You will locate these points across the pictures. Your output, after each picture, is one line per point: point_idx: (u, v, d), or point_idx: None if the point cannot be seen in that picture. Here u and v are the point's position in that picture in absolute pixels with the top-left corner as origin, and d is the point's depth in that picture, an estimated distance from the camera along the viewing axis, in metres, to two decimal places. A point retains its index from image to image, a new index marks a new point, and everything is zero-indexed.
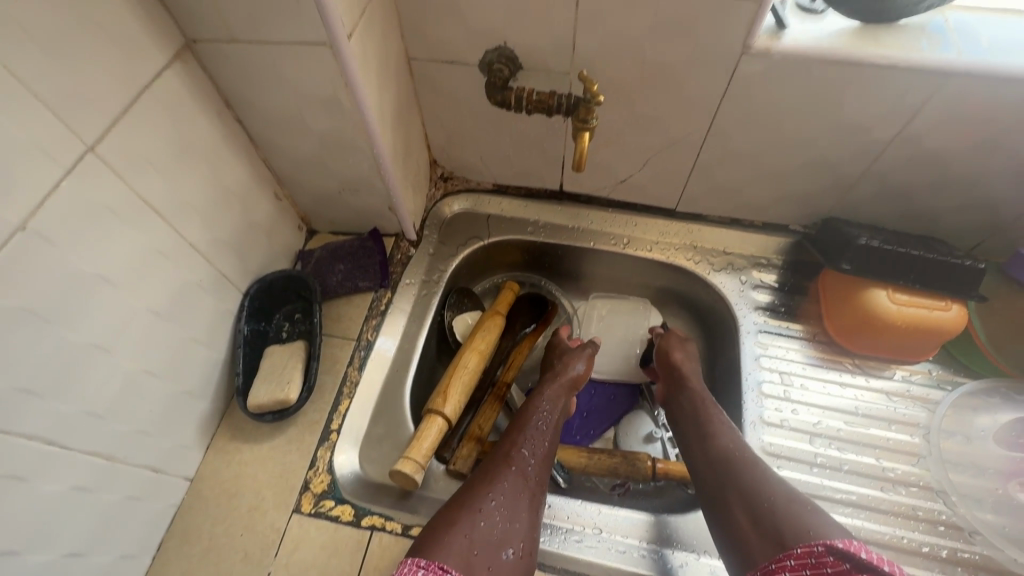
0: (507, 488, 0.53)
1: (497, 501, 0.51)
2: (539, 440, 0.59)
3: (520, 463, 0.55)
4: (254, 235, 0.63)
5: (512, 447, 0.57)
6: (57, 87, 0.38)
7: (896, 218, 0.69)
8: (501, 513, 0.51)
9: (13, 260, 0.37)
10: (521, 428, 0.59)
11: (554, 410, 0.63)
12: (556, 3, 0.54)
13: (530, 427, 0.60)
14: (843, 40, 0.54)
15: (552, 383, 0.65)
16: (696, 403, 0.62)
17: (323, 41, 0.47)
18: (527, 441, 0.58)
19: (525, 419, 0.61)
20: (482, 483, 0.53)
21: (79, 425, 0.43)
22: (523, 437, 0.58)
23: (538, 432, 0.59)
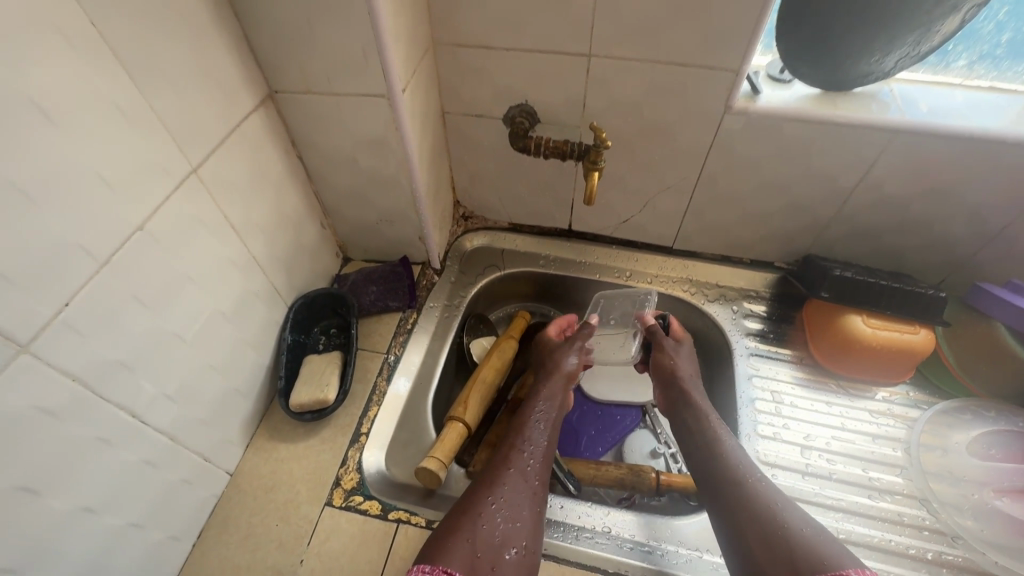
0: (508, 489, 0.56)
1: (499, 503, 0.55)
2: (536, 443, 0.62)
3: (517, 465, 0.59)
4: (301, 256, 0.72)
5: (511, 449, 0.61)
6: (180, 121, 0.48)
7: (867, 255, 0.78)
8: (501, 514, 0.54)
9: (134, 253, 0.45)
10: (518, 433, 0.63)
11: (549, 408, 0.67)
12: (570, 70, 0.66)
13: (526, 431, 0.63)
14: (808, 103, 0.65)
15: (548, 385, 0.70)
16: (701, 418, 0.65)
17: (383, 93, 0.58)
18: (525, 444, 0.62)
19: (522, 423, 0.65)
20: (484, 486, 0.57)
21: (158, 403, 0.50)
22: (521, 441, 0.62)
23: (535, 434, 0.63)
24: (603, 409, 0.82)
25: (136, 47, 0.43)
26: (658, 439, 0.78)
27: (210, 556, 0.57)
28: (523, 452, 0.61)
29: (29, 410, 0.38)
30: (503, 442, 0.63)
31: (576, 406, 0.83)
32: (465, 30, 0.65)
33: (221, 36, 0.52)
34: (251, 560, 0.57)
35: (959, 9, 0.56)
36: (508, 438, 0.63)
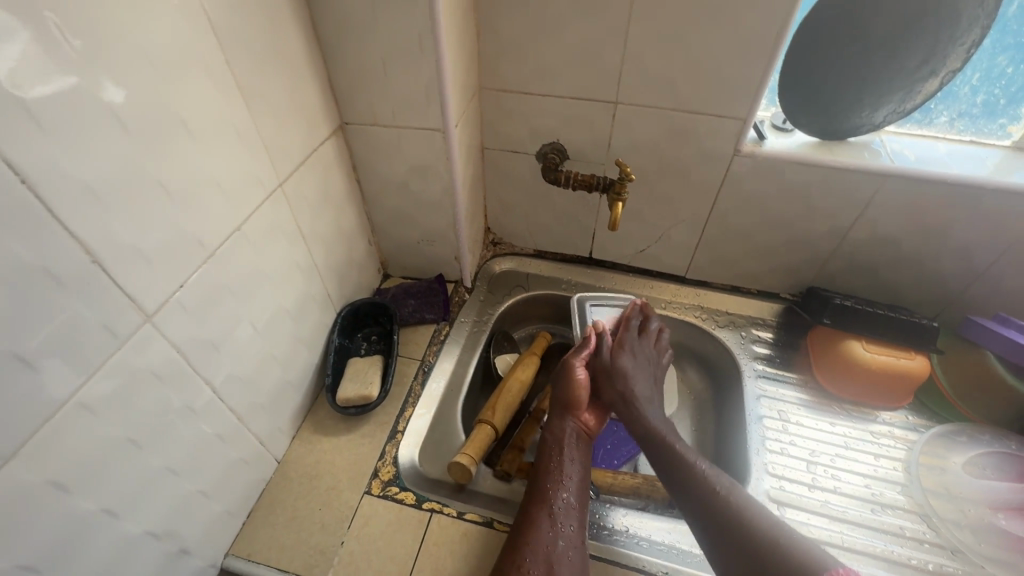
0: (543, 534, 0.56)
1: (536, 549, 0.55)
2: (561, 491, 0.60)
3: (545, 520, 0.57)
4: (350, 269, 0.80)
5: (540, 491, 0.60)
6: (275, 144, 0.58)
7: (865, 289, 0.85)
8: (539, 559, 0.54)
9: (230, 249, 0.53)
10: (542, 485, 0.61)
11: (566, 438, 0.66)
12: (597, 115, 0.76)
13: (549, 481, 0.61)
14: (807, 149, 0.74)
15: (557, 424, 0.67)
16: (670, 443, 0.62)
17: (438, 127, 0.68)
18: (551, 496, 0.59)
19: (544, 473, 0.62)
20: (519, 533, 0.56)
21: (232, 383, 0.57)
22: (546, 493, 0.60)
23: (558, 484, 0.61)
24: (619, 425, 0.86)
25: (250, 81, 0.53)
26: None
27: (259, 533, 0.62)
28: (550, 506, 0.59)
29: (146, 371, 0.45)
30: (528, 496, 0.61)
31: None
32: (509, 78, 0.76)
33: (310, 77, 0.62)
34: (296, 539, 0.62)
35: (937, 73, 0.65)
36: (532, 492, 0.61)
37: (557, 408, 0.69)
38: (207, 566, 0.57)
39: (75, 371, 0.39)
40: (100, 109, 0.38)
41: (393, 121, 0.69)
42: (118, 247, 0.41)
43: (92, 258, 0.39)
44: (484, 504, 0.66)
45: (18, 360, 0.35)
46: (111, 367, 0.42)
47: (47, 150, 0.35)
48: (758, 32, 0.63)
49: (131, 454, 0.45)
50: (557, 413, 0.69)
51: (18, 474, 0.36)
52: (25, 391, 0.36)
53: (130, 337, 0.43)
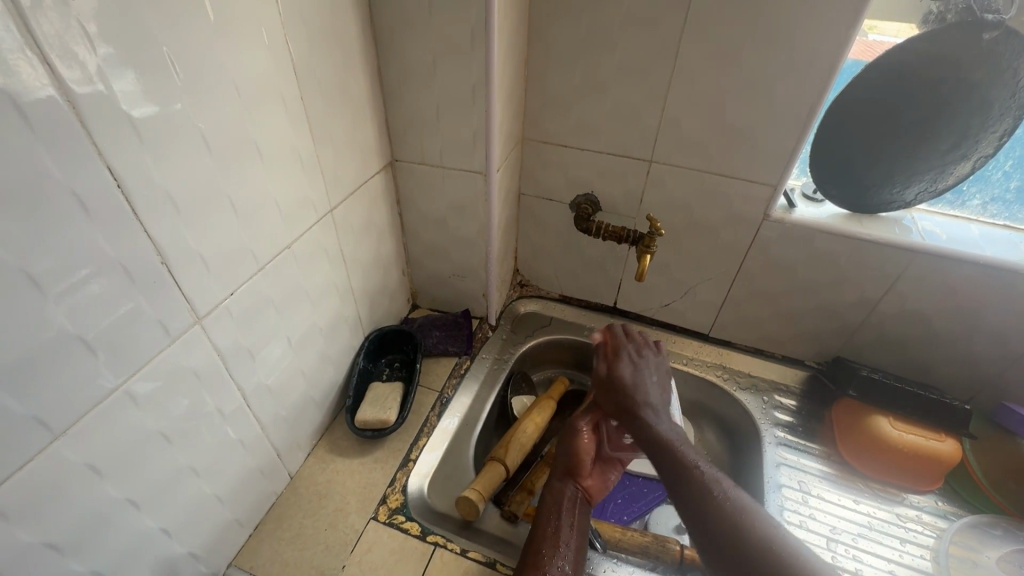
0: None
1: None
2: (556, 560, 0.58)
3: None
4: (382, 296, 0.83)
5: (538, 556, 0.58)
6: (333, 172, 0.63)
7: (894, 364, 0.83)
8: None
9: (278, 264, 0.57)
10: (538, 553, 0.58)
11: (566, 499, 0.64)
12: (631, 172, 0.80)
13: (544, 547, 0.59)
14: (836, 219, 0.75)
15: (557, 485, 0.66)
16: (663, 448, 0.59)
17: (481, 170, 0.73)
18: (545, 563, 0.57)
19: (539, 540, 0.60)
20: None
21: (261, 392, 0.59)
22: (540, 560, 0.57)
23: (553, 551, 0.58)
24: (631, 479, 0.85)
25: (317, 114, 0.58)
26: None
27: (263, 547, 0.62)
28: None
29: (187, 370, 0.48)
30: (523, 561, 0.58)
31: None
32: (550, 131, 0.81)
33: (370, 116, 0.68)
34: (298, 556, 0.62)
35: (968, 157, 0.67)
36: (527, 557, 0.58)
37: (558, 470, 0.68)
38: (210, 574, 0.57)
39: (127, 360, 0.42)
40: (189, 127, 0.43)
41: (440, 161, 0.74)
42: (183, 251, 0.45)
43: (162, 260, 0.43)
44: (489, 544, 0.65)
45: (81, 344, 0.38)
46: (158, 362, 0.45)
47: (142, 161, 0.39)
48: (791, 106, 0.66)
49: (161, 448, 0.47)
50: (558, 474, 0.67)
51: (61, 453, 0.38)
52: (84, 375, 0.39)
53: (179, 334, 0.46)
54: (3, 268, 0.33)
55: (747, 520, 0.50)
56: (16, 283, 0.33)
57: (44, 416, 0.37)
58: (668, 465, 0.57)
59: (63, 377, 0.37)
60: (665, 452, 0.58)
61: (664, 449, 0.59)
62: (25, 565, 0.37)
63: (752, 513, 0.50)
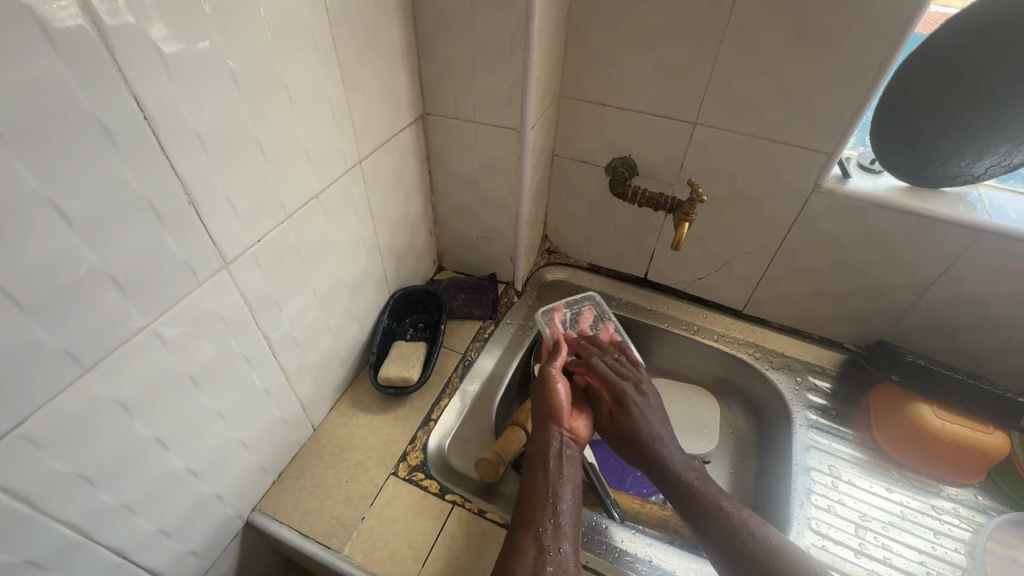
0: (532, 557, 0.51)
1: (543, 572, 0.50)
2: (549, 513, 0.55)
3: (531, 547, 0.52)
4: (408, 254, 0.82)
5: (532, 510, 0.55)
6: (364, 124, 0.61)
7: (942, 351, 0.79)
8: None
9: (306, 215, 0.56)
10: (530, 509, 0.55)
11: (554, 457, 0.60)
12: (674, 135, 0.75)
13: (537, 502, 0.56)
14: (894, 193, 0.70)
15: (541, 439, 0.62)
16: (672, 481, 0.60)
17: (515, 127, 0.70)
18: (536, 519, 0.54)
19: (529, 496, 0.57)
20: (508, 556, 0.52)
21: (287, 343, 0.59)
22: (530, 515, 0.55)
23: (545, 505, 0.56)
24: None
25: (349, 60, 0.56)
26: None
27: (286, 493, 0.64)
28: (536, 531, 0.53)
29: (215, 315, 0.48)
30: (515, 517, 0.56)
31: None
32: (589, 88, 0.77)
33: (403, 65, 0.66)
34: (319, 505, 0.63)
35: None
36: (520, 513, 0.56)
37: (540, 418, 0.65)
38: (237, 516, 0.59)
39: (155, 301, 0.42)
40: (219, 66, 0.41)
41: (473, 116, 0.71)
42: (212, 195, 0.44)
43: (189, 200, 0.42)
44: (506, 507, 0.65)
45: (110, 282, 0.38)
46: (186, 305, 0.44)
47: (170, 96, 0.38)
48: (858, 65, 0.60)
49: (189, 391, 0.47)
50: (541, 424, 0.64)
51: (91, 389, 0.38)
52: (111, 316, 0.38)
53: (207, 280, 0.46)
54: (33, 199, 0.32)
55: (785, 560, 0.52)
56: (44, 212, 0.33)
57: (74, 350, 0.37)
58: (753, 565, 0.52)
59: (91, 315, 0.37)
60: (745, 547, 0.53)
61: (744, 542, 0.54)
62: (58, 493, 0.38)
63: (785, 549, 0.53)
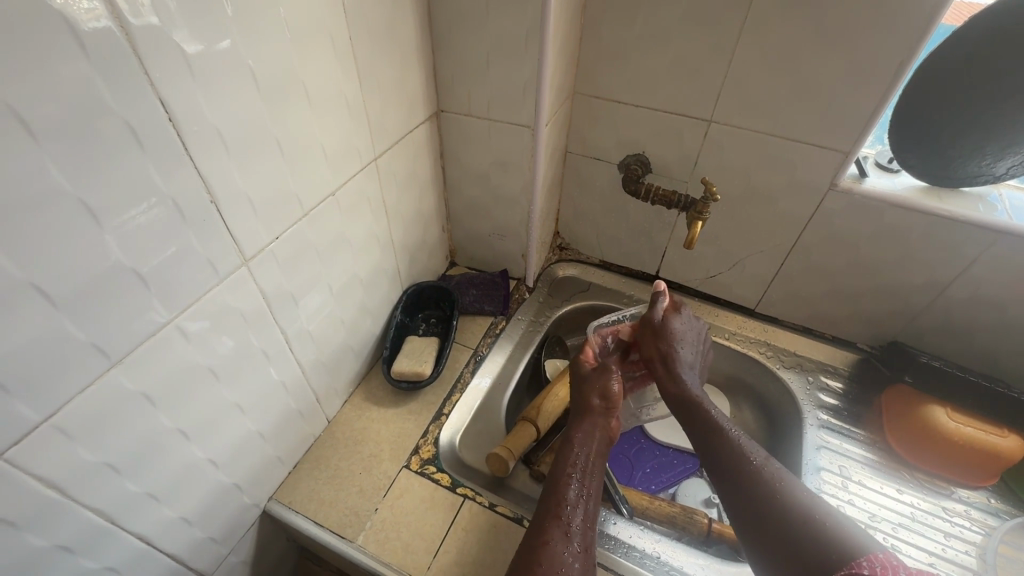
0: (559, 542, 0.51)
1: (569, 558, 0.50)
2: (575, 507, 0.55)
3: (557, 535, 0.52)
4: (422, 250, 0.83)
5: (562, 501, 0.55)
6: (380, 121, 0.62)
7: (958, 353, 0.78)
8: (577, 563, 0.50)
9: (322, 212, 0.57)
10: (558, 500, 0.55)
11: (589, 451, 0.61)
12: (688, 133, 0.75)
13: (566, 493, 0.56)
14: (911, 193, 0.69)
15: (580, 435, 0.63)
16: (687, 410, 0.64)
17: (529, 124, 0.70)
18: (564, 510, 0.54)
19: (558, 486, 0.57)
20: (536, 538, 0.52)
21: (303, 337, 0.60)
22: (559, 505, 0.55)
23: (574, 499, 0.56)
24: (662, 450, 0.84)
25: (365, 58, 0.56)
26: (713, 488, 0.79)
27: (301, 484, 0.65)
28: (565, 523, 0.53)
29: (235, 309, 0.49)
30: (541, 506, 0.56)
31: (633, 441, 0.84)
32: (604, 85, 0.76)
33: (418, 62, 0.66)
34: (333, 496, 0.64)
35: None
36: (546, 502, 0.56)
37: (579, 413, 0.66)
38: (254, 505, 0.61)
39: (178, 297, 0.43)
40: (240, 66, 0.42)
41: (486, 113, 0.71)
42: (232, 191, 0.45)
43: (211, 198, 0.43)
44: (516, 502, 0.66)
45: (136, 278, 0.39)
46: (207, 301, 0.45)
47: (193, 95, 0.39)
48: (877, 63, 0.60)
49: (210, 383, 0.48)
50: (579, 418, 0.65)
51: (118, 380, 0.40)
52: (136, 311, 0.40)
53: (227, 276, 0.47)
54: (64, 199, 0.33)
55: (784, 487, 0.52)
56: (75, 211, 0.34)
57: (102, 344, 0.38)
58: (795, 547, 0.47)
59: (118, 310, 0.38)
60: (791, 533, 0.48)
61: (799, 530, 0.48)
62: (86, 480, 0.40)
63: (789, 481, 0.53)
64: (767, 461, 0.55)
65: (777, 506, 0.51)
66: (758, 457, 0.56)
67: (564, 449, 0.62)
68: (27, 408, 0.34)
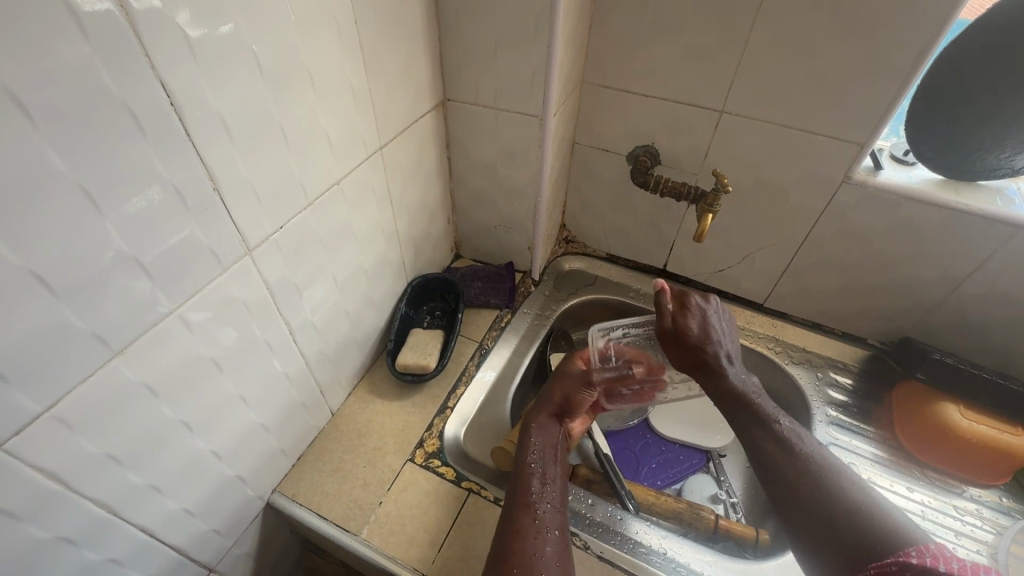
0: (530, 531, 0.51)
1: (544, 544, 0.50)
2: (543, 495, 0.55)
3: (528, 523, 0.52)
4: (427, 241, 0.82)
5: (529, 490, 0.56)
6: (386, 109, 0.61)
7: (971, 350, 0.76)
8: (551, 545, 0.50)
9: (327, 201, 0.56)
10: (523, 489, 0.56)
11: (548, 443, 0.62)
12: (699, 123, 0.74)
13: (529, 483, 0.57)
14: (928, 186, 0.68)
15: (538, 425, 0.64)
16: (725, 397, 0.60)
17: (537, 114, 0.69)
18: (533, 499, 0.55)
19: (525, 478, 0.57)
20: (508, 529, 0.52)
21: (307, 328, 0.59)
22: (527, 495, 0.55)
23: (540, 487, 0.56)
24: (667, 445, 0.83)
25: (371, 43, 0.55)
26: (719, 484, 0.78)
27: (305, 476, 0.65)
28: (534, 511, 0.53)
29: (238, 300, 0.48)
30: (510, 498, 0.56)
31: (639, 436, 0.84)
32: (613, 74, 0.75)
33: (425, 49, 0.65)
34: (338, 489, 0.64)
35: None
36: (514, 494, 0.56)
37: (538, 409, 0.66)
38: (258, 497, 0.60)
39: (181, 286, 0.42)
40: (244, 50, 0.41)
41: (494, 102, 0.70)
42: (235, 179, 0.44)
43: (215, 187, 0.42)
44: None
45: (137, 267, 0.38)
46: (210, 291, 0.45)
47: (195, 80, 0.38)
48: (896, 52, 0.58)
49: (213, 374, 0.48)
50: (535, 412, 0.66)
51: (120, 371, 0.39)
52: (138, 300, 0.39)
53: (231, 265, 0.46)
54: (63, 185, 0.32)
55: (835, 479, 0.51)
56: (74, 197, 0.33)
57: (103, 334, 0.37)
58: (843, 539, 0.47)
59: (119, 298, 0.37)
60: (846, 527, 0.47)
61: (850, 525, 0.47)
62: (88, 472, 0.39)
63: (840, 472, 0.52)
64: (812, 451, 0.54)
65: (825, 497, 0.50)
66: (803, 446, 0.54)
67: (523, 442, 0.62)
68: (27, 399, 0.34)
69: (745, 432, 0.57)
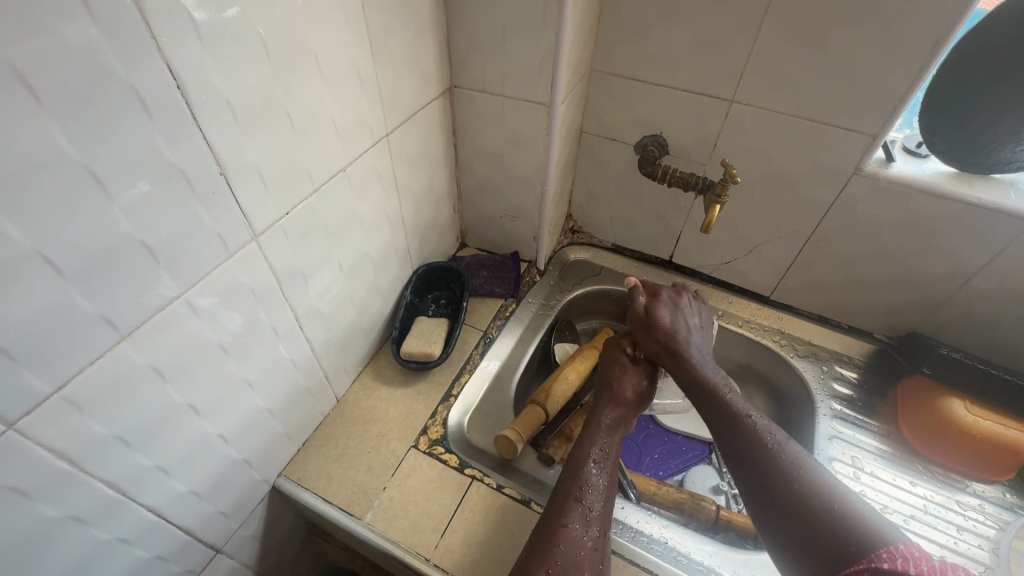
0: (577, 527, 0.50)
1: (586, 543, 0.49)
2: (596, 492, 0.54)
3: (577, 519, 0.51)
4: (432, 229, 0.82)
5: (584, 482, 0.54)
6: (392, 95, 0.60)
7: (979, 346, 0.76)
8: (593, 547, 0.49)
9: (333, 188, 0.56)
10: (577, 482, 0.54)
11: (608, 442, 0.59)
12: (708, 113, 0.73)
13: (584, 475, 0.55)
14: (940, 178, 0.67)
15: (608, 422, 0.60)
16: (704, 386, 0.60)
17: (544, 102, 0.68)
18: (586, 494, 0.53)
19: (582, 469, 0.55)
20: (552, 519, 0.51)
21: (313, 315, 0.60)
22: (581, 489, 0.53)
23: (594, 483, 0.54)
24: (669, 436, 0.83)
25: (378, 28, 0.54)
26: (722, 476, 0.78)
27: (310, 460, 0.65)
28: (586, 508, 0.52)
29: (245, 285, 0.48)
30: (558, 488, 0.54)
31: (642, 427, 0.84)
32: (622, 63, 0.74)
33: (432, 36, 0.64)
34: (343, 474, 0.65)
35: None
36: (565, 485, 0.54)
37: (606, 403, 0.62)
38: (264, 481, 0.61)
39: (187, 271, 0.42)
40: (251, 34, 0.40)
41: (501, 89, 0.69)
42: (241, 164, 0.44)
43: (220, 169, 0.42)
44: (524, 484, 0.66)
45: (145, 251, 0.38)
46: (217, 275, 0.45)
47: (202, 64, 0.38)
48: (911, 42, 0.57)
49: (220, 358, 0.48)
50: (603, 406, 0.62)
51: (128, 354, 0.39)
52: (145, 284, 0.39)
53: (237, 250, 0.46)
54: (70, 167, 0.32)
55: (806, 472, 0.49)
56: (81, 178, 0.33)
57: (111, 316, 0.37)
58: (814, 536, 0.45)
59: (127, 281, 0.38)
60: (807, 510, 0.46)
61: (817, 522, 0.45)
62: (97, 452, 0.40)
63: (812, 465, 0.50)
64: (787, 445, 0.52)
65: (795, 488, 0.48)
66: (776, 440, 0.53)
67: (586, 436, 0.59)
68: (37, 379, 0.34)
69: (721, 425, 0.56)
